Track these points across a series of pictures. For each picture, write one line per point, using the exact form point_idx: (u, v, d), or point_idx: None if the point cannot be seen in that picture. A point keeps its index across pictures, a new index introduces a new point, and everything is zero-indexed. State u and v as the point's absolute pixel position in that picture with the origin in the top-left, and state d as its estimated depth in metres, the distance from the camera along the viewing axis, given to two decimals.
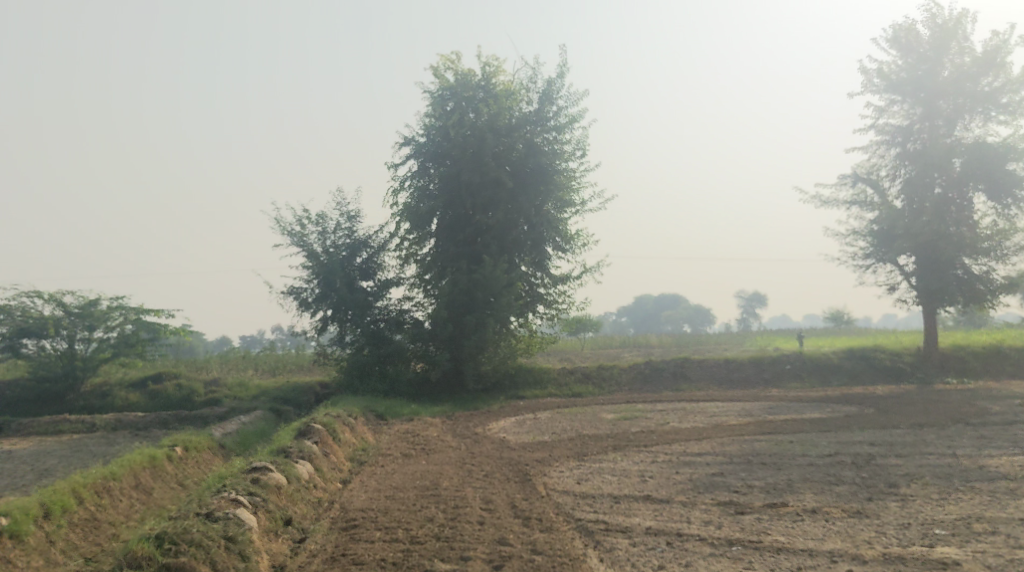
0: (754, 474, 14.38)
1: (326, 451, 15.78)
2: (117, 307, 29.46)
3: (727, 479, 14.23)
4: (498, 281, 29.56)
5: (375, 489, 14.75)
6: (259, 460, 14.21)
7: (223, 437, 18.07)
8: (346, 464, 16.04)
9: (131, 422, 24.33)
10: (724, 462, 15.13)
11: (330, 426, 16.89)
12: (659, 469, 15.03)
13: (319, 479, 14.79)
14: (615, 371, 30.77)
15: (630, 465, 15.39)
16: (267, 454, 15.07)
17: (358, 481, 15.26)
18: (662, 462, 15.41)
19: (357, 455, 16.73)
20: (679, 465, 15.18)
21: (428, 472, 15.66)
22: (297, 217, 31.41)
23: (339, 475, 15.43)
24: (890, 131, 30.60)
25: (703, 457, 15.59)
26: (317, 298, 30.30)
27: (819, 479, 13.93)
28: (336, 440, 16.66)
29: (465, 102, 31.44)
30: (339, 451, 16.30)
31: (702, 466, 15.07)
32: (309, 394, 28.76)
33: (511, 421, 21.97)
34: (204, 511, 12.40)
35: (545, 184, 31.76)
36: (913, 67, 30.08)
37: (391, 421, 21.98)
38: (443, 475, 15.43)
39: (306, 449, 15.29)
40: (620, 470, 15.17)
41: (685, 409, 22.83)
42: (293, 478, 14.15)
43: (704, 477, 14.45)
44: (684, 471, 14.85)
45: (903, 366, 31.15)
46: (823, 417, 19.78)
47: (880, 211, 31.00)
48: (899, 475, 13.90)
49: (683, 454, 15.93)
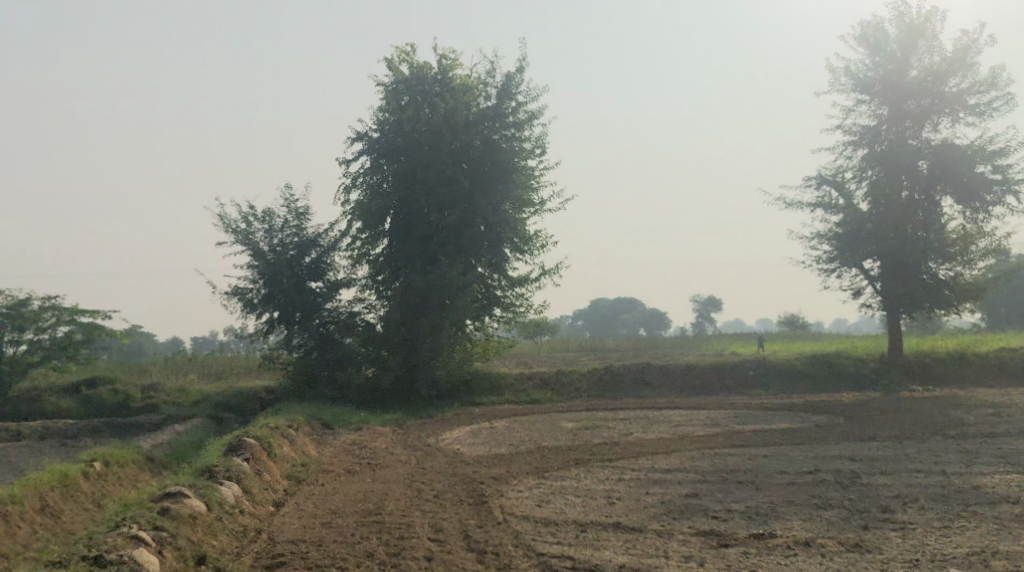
0: (732, 496, 13.32)
1: (259, 470, 14.50)
2: (48, 307, 28.22)
3: (703, 502, 13.15)
4: (454, 283, 28.37)
5: (311, 514, 13.46)
6: (176, 486, 12.92)
7: (152, 449, 16.69)
8: (281, 483, 14.76)
9: (59, 430, 22.80)
10: (697, 481, 14.06)
11: (265, 440, 15.59)
12: (627, 489, 13.93)
13: (246, 504, 13.52)
14: (575, 377, 29.65)
15: (595, 484, 14.28)
16: (190, 475, 13.77)
17: (293, 504, 13.99)
18: (629, 481, 14.31)
19: (295, 472, 15.45)
20: (648, 484, 14.10)
21: (373, 492, 14.44)
22: (242, 214, 29.95)
23: (271, 497, 14.16)
24: (857, 132, 29.79)
25: (673, 474, 14.50)
26: (264, 299, 28.89)
27: (803, 503, 12.89)
28: (271, 456, 15.36)
29: (420, 96, 30.16)
30: (274, 467, 15.02)
31: (674, 485, 13.98)
32: (254, 401, 27.35)
33: (464, 431, 20.79)
34: (97, 556, 11.10)
35: (503, 182, 30.60)
36: (881, 66, 29.31)
37: (337, 431, 20.70)
38: (389, 496, 14.20)
39: (233, 470, 14.01)
40: (585, 490, 14.04)
41: (648, 418, 21.74)
42: (214, 505, 12.90)
43: (678, 499, 13.36)
44: (654, 491, 13.75)
45: (868, 372, 30.33)
46: (793, 428, 18.83)
47: (845, 214, 30.21)
48: (889, 498, 12.91)
49: (652, 470, 14.84)
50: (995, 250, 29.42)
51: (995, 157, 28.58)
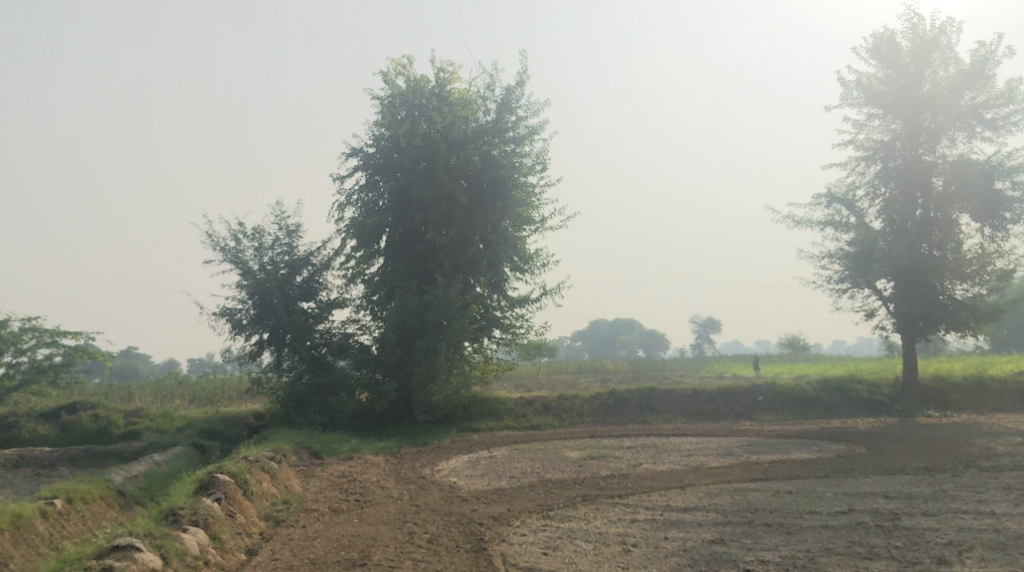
0: (761, 542, 12.14)
1: (231, 512, 13.35)
2: (28, 329, 27.37)
3: (730, 549, 11.99)
4: (451, 304, 27.30)
5: (287, 565, 12.32)
6: (127, 537, 11.76)
7: (124, 482, 15.55)
8: (255, 526, 13.61)
9: (34, 459, 21.62)
10: (718, 523, 12.88)
11: (242, 475, 14.40)
12: (642, 532, 12.77)
13: (212, 553, 12.37)
14: (577, 402, 28.46)
15: (605, 527, 13.09)
16: (151, 521, 12.62)
17: (267, 552, 12.86)
18: (644, 523, 13.13)
19: (273, 512, 14.26)
20: (665, 527, 12.92)
21: (359, 536, 13.28)
22: (232, 231, 28.80)
23: (243, 543, 13.00)
24: (870, 147, 28.72)
25: (692, 514, 13.30)
26: (253, 320, 27.65)
27: (841, 553, 11.71)
28: (249, 494, 14.21)
29: (417, 111, 29.06)
30: (250, 507, 13.87)
31: (694, 527, 12.81)
32: (242, 427, 26.15)
33: (462, 461, 19.62)
34: None
35: (503, 199, 29.51)
36: (894, 80, 28.30)
37: (326, 460, 19.54)
38: (377, 542, 13.01)
39: (200, 513, 12.85)
40: (595, 535, 12.85)
41: (656, 446, 20.51)
42: (170, 558, 11.74)
43: (702, 547, 12.17)
44: (673, 536, 12.55)
45: (882, 397, 29.14)
46: (813, 458, 17.65)
47: (856, 233, 29.14)
48: (940, 547, 11.74)
49: (668, 509, 13.65)
50: (1014, 270, 28.32)
51: (1014, 173, 27.53)
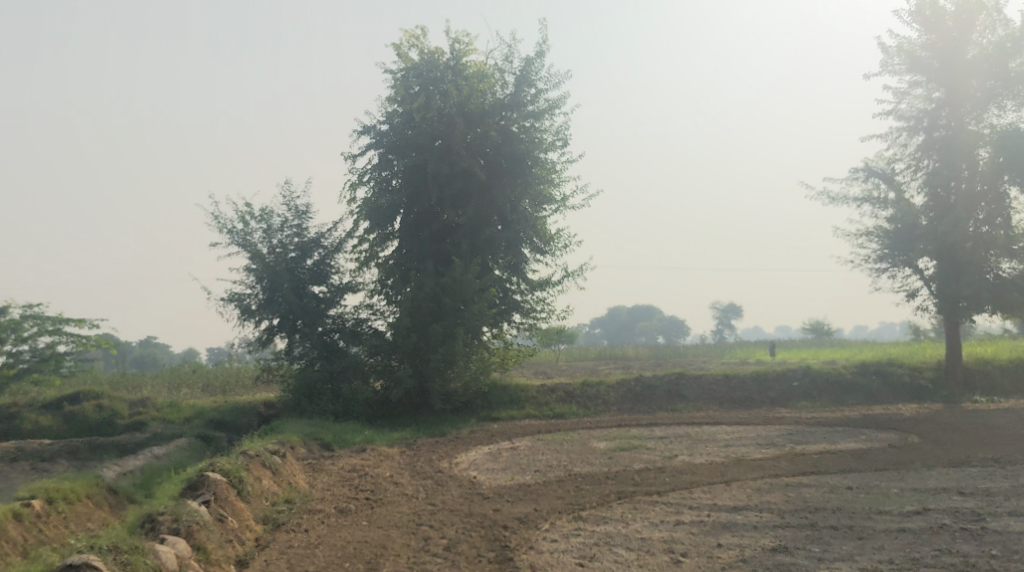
0: (831, 551, 10.89)
1: (220, 517, 12.19)
2: (30, 317, 26.17)
3: (796, 560, 10.74)
4: (469, 286, 26.01)
5: None
6: (87, 554, 10.61)
7: (116, 478, 14.36)
8: (251, 532, 12.47)
9: (33, 451, 20.48)
10: (774, 526, 11.62)
11: (236, 473, 13.19)
12: (689, 537, 11.52)
13: (193, 566, 11.21)
14: (603, 389, 27.14)
15: (646, 532, 11.81)
16: (126, 530, 11.49)
17: (259, 564, 11.69)
18: (691, 526, 11.84)
19: (272, 513, 13.10)
20: (715, 531, 11.65)
21: (367, 543, 12.10)
22: (239, 212, 27.49)
23: (233, 554, 11.83)
24: (913, 117, 27.21)
25: (744, 516, 12.02)
26: (263, 304, 26.39)
27: (930, 565, 10.46)
28: (246, 495, 13.04)
29: (432, 85, 27.69)
30: (244, 510, 12.70)
31: (748, 532, 11.56)
32: (253, 418, 24.96)
33: (481, 453, 18.33)
34: None
35: (522, 176, 28.16)
36: (937, 45, 26.77)
37: (337, 453, 18.27)
38: (387, 552, 11.81)
39: (182, 521, 11.69)
40: (637, 542, 11.56)
41: (690, 436, 19.17)
42: None
43: (762, 556, 10.91)
44: (727, 543, 11.28)
45: (924, 382, 27.70)
46: (864, 448, 16.29)
47: (896, 209, 27.67)
48: None
49: (716, 508, 12.37)
50: None
51: None
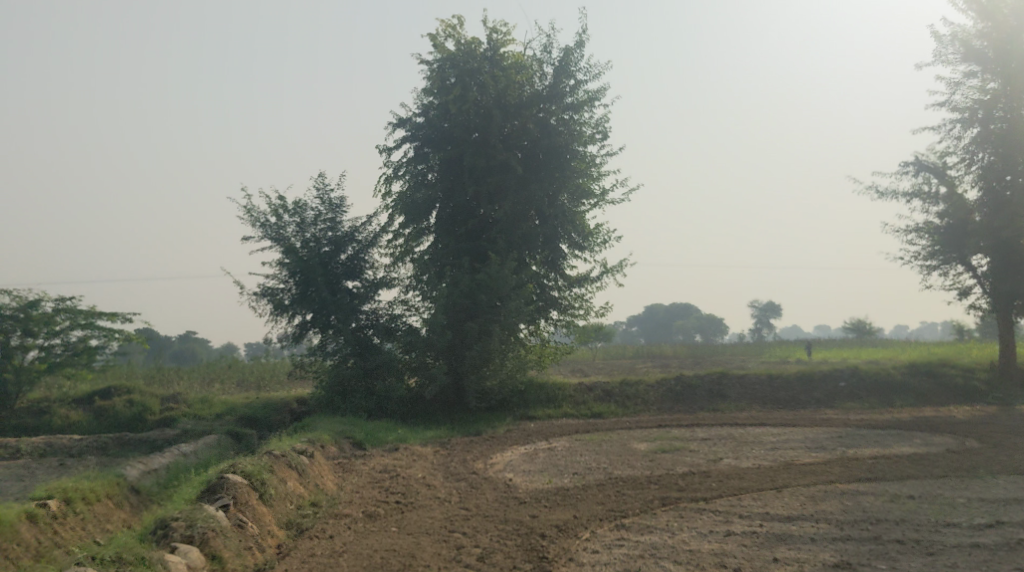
0: (900, 567, 10.42)
1: (240, 523, 11.74)
2: (63, 310, 25.66)
3: None
4: (506, 282, 25.44)
5: None
6: None
7: (139, 476, 13.92)
8: (272, 538, 12.03)
9: (61, 447, 20.14)
10: (834, 540, 11.10)
11: (259, 475, 12.74)
12: (743, 549, 11.02)
13: None
14: (642, 388, 26.45)
15: (695, 543, 11.23)
16: (138, 538, 11.14)
17: None
18: (743, 538, 11.29)
19: (297, 518, 12.65)
20: (770, 543, 11.10)
21: (396, 553, 11.56)
22: (272, 206, 27.03)
23: (251, 563, 11.39)
24: (967, 109, 26.21)
25: (801, 527, 11.52)
26: (296, 300, 25.97)
27: None
28: (269, 499, 12.59)
29: (468, 76, 27.05)
30: (266, 514, 12.25)
31: (806, 544, 11.06)
32: (284, 414, 24.52)
33: (517, 453, 17.73)
34: None
35: (560, 170, 27.49)
36: (994, 34, 25.86)
37: (368, 452, 17.74)
38: (417, 562, 11.27)
39: (196, 528, 11.28)
40: (686, 554, 10.97)
41: (735, 438, 18.46)
42: None
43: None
44: (785, 558, 10.74)
45: (976, 384, 26.76)
46: (921, 453, 15.53)
47: (949, 204, 26.78)
48: None
49: (769, 518, 11.85)
50: None
51: None
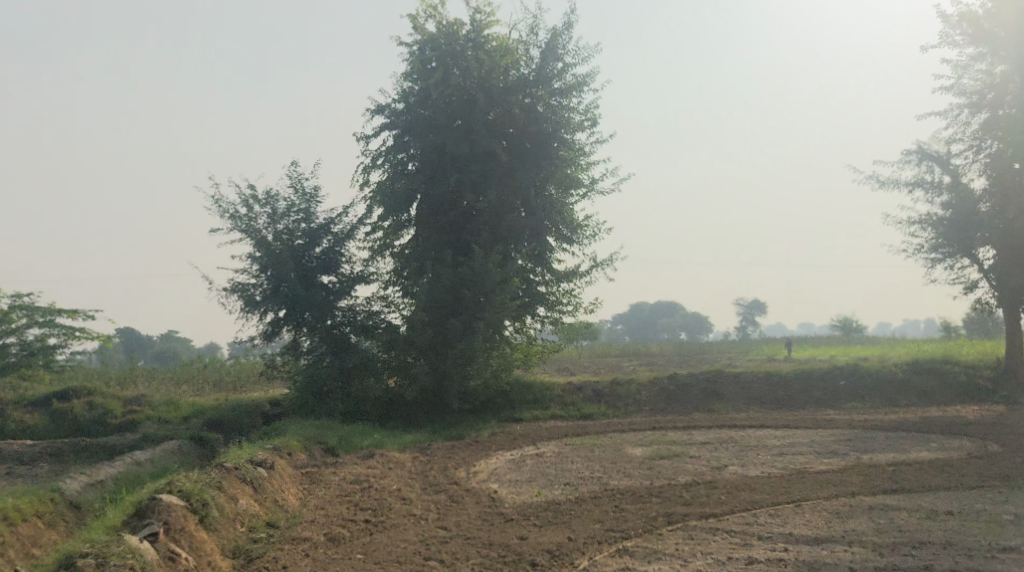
0: None
1: (170, 556, 10.51)
2: (18, 307, 24.15)
3: None
4: (490, 277, 24.06)
5: None
6: None
7: (75, 493, 12.50)
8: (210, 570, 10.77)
9: (11, 454, 18.62)
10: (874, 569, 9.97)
11: (200, 495, 11.46)
12: None
13: None
14: (633, 387, 25.15)
15: None
16: None
17: None
18: (767, 567, 10.12)
19: (245, 544, 11.38)
20: None
21: None
22: (243, 197, 25.54)
23: None
24: (975, 92, 25.22)
25: (832, 552, 10.37)
26: (268, 296, 24.44)
27: None
28: (210, 524, 11.32)
29: (450, 59, 25.65)
30: (205, 542, 11.01)
31: None
32: (256, 418, 23.09)
33: (501, 460, 16.35)
34: None
35: (546, 158, 26.21)
36: (1002, 16, 24.83)
37: (340, 460, 16.28)
38: None
39: (110, 565, 10.02)
40: None
41: (735, 441, 17.16)
42: None
43: None
44: None
45: (982, 383, 25.58)
46: (942, 459, 14.30)
47: (955, 195, 25.69)
48: None
49: (792, 541, 10.67)
50: None
51: None
